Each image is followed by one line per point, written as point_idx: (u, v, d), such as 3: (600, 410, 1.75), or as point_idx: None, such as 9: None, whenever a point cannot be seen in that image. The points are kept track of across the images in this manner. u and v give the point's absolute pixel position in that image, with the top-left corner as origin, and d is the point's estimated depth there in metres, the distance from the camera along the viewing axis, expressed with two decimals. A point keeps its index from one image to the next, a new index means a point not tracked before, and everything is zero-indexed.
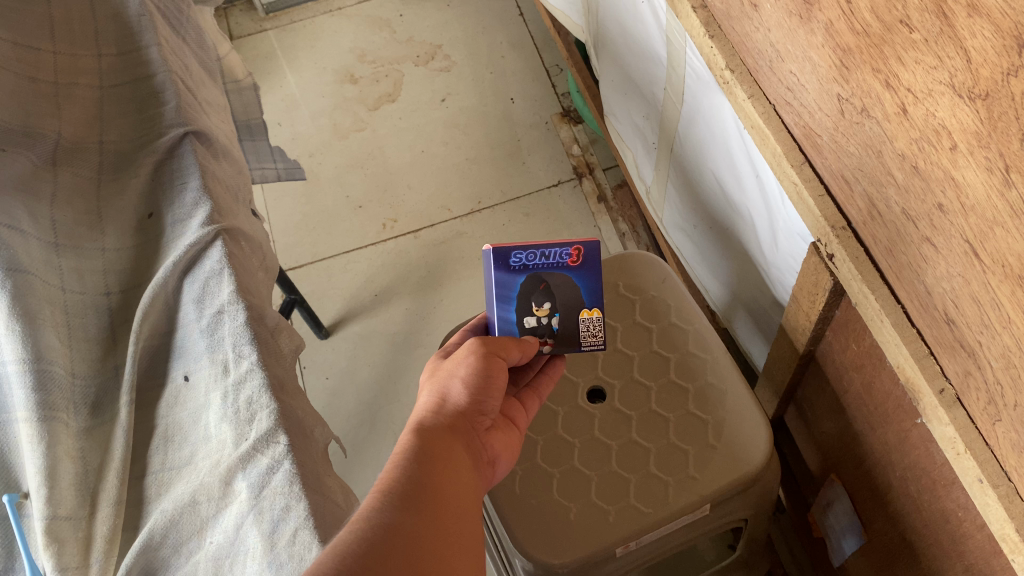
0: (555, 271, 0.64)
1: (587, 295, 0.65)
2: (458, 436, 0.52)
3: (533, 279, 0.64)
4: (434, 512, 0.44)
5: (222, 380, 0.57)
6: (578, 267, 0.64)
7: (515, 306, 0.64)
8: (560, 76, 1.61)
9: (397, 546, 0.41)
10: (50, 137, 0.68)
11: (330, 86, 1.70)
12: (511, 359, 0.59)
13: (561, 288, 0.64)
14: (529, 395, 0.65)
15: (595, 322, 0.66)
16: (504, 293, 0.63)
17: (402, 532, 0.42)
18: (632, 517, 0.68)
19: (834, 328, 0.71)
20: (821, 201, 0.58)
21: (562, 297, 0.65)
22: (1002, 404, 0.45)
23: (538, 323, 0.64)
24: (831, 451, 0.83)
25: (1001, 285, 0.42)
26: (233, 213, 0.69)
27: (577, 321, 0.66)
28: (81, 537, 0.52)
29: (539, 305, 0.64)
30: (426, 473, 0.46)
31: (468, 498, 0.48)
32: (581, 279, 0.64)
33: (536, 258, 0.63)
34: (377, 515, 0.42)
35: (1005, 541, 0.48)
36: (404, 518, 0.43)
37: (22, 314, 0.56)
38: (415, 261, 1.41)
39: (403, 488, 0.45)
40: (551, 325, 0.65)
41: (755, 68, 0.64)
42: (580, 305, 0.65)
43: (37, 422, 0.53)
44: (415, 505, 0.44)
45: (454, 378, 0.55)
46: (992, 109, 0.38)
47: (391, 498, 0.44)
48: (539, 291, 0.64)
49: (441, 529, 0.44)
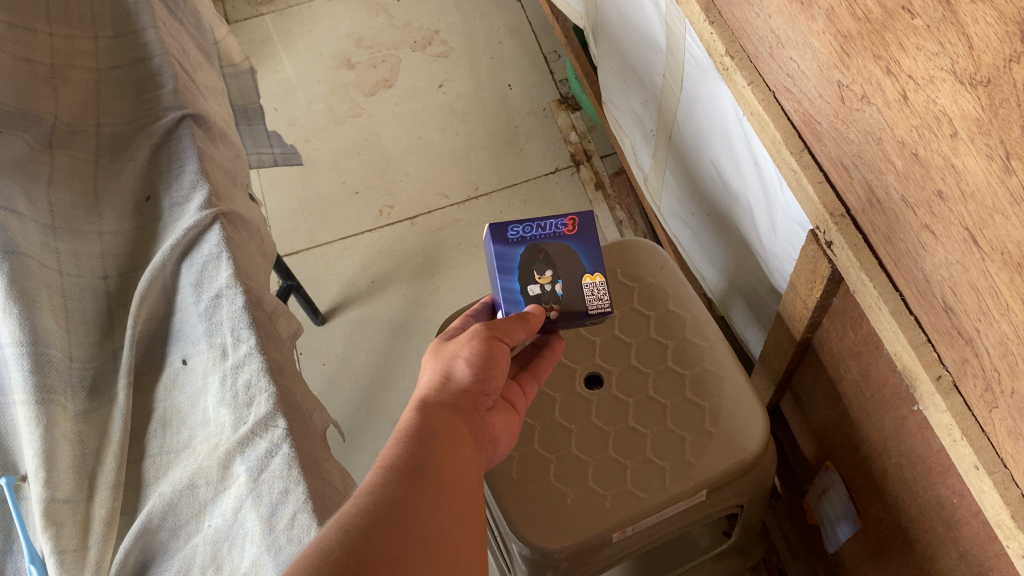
0: (552, 240, 0.65)
1: (588, 261, 0.65)
2: (461, 414, 0.52)
3: (533, 249, 0.64)
4: (436, 487, 0.44)
5: (221, 363, 0.57)
6: (575, 236, 0.65)
7: (517, 276, 0.63)
8: (558, 62, 1.61)
9: (401, 518, 0.41)
10: (46, 119, 0.67)
11: (327, 71, 1.69)
12: (514, 342, 0.58)
13: (560, 256, 0.64)
14: (527, 379, 0.64)
15: (599, 286, 0.64)
16: (506, 265, 0.64)
17: (405, 505, 0.42)
18: (629, 503, 0.69)
19: (832, 316, 0.71)
20: (820, 188, 0.58)
21: (563, 261, 0.64)
22: (998, 390, 0.46)
23: (542, 290, 0.63)
24: (827, 438, 0.83)
25: (999, 273, 0.42)
26: (230, 197, 0.69)
27: (581, 287, 0.64)
28: (80, 520, 0.52)
29: (541, 273, 0.64)
30: (429, 449, 0.47)
31: (470, 474, 0.49)
32: (580, 246, 0.65)
33: (532, 230, 0.65)
34: (380, 488, 0.43)
35: (1000, 527, 0.48)
36: (406, 491, 0.43)
37: (19, 297, 0.56)
38: (411, 247, 1.41)
39: (406, 463, 0.45)
40: (555, 291, 0.63)
41: (755, 54, 0.64)
42: (582, 271, 0.65)
43: (34, 404, 0.53)
44: (418, 480, 0.44)
45: (457, 358, 0.55)
46: (993, 96, 0.38)
47: (393, 472, 0.44)
48: (539, 260, 0.64)
49: (444, 503, 0.44)
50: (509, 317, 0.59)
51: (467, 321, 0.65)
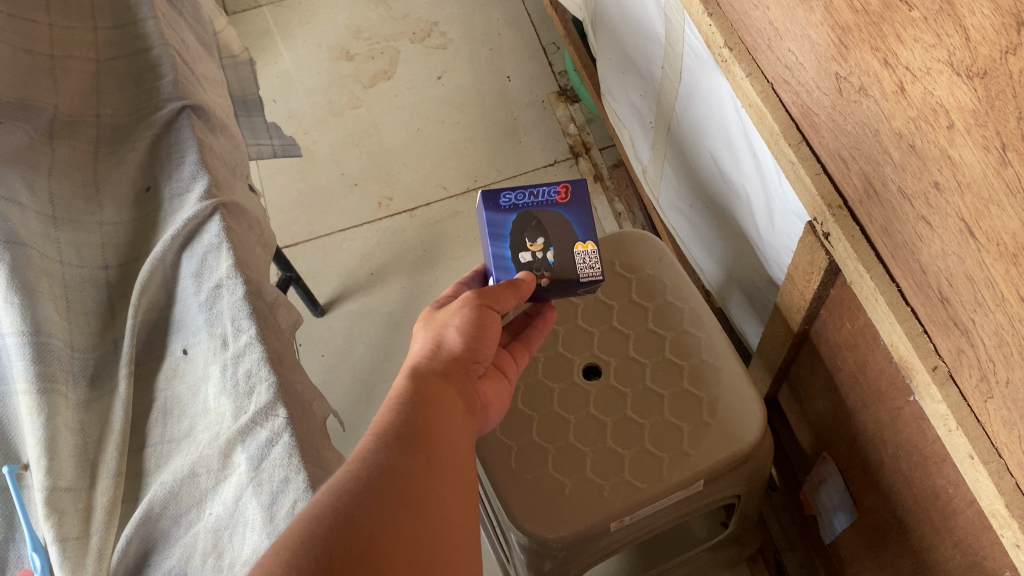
0: (545, 208, 0.65)
1: (580, 229, 0.65)
2: (450, 383, 0.54)
3: (525, 217, 0.65)
4: (427, 454, 0.45)
5: (221, 353, 0.57)
6: (567, 204, 0.66)
7: (508, 243, 0.64)
8: (557, 54, 1.61)
9: (394, 483, 0.42)
10: (47, 110, 0.67)
11: (325, 63, 1.69)
12: (504, 308, 0.59)
13: (553, 224, 0.65)
14: (519, 349, 0.67)
15: (591, 254, 0.65)
16: (497, 231, 0.64)
17: (398, 470, 0.43)
18: (626, 492, 0.69)
19: (829, 307, 0.71)
20: (817, 179, 0.58)
21: (555, 229, 0.65)
22: (994, 380, 0.46)
23: (533, 258, 0.64)
24: (823, 430, 0.84)
25: (995, 264, 0.42)
26: (230, 187, 0.69)
27: (572, 255, 0.65)
28: (82, 508, 0.52)
29: (533, 241, 0.65)
30: (420, 417, 0.48)
31: (461, 443, 0.50)
32: (572, 214, 0.66)
33: (524, 198, 0.66)
34: (373, 454, 0.43)
35: (995, 516, 0.49)
36: (399, 458, 0.43)
37: (20, 288, 0.56)
38: (410, 239, 1.41)
39: (398, 430, 0.46)
40: (546, 259, 0.64)
41: (754, 46, 0.64)
42: (574, 239, 0.65)
43: (36, 393, 0.53)
44: (410, 446, 0.45)
45: (448, 327, 0.56)
46: (990, 88, 0.38)
47: (386, 440, 0.45)
48: (531, 228, 0.65)
49: (435, 470, 0.45)
50: (500, 284, 0.60)
51: (458, 289, 0.66)
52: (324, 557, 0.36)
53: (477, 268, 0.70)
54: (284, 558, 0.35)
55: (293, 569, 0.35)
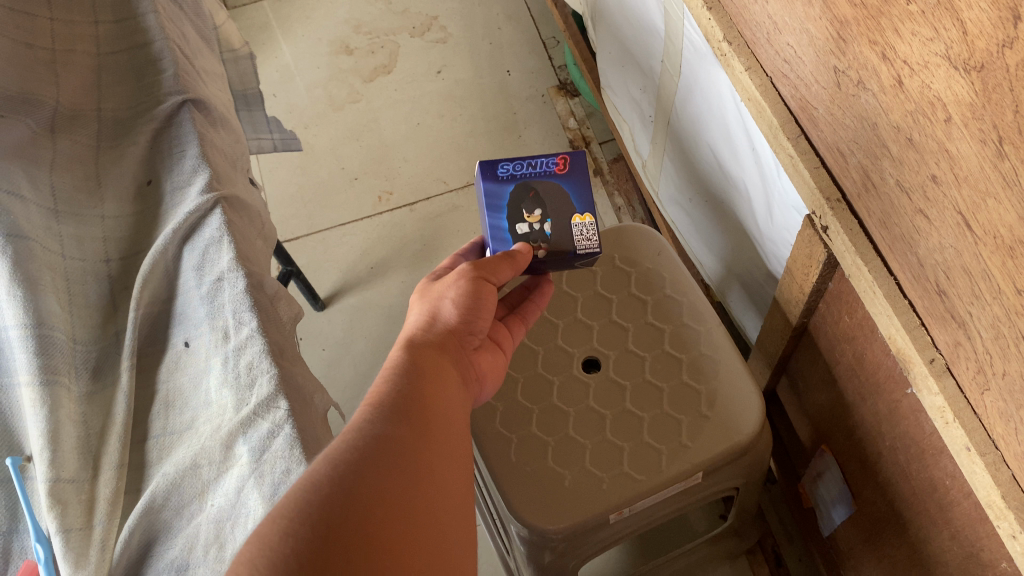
0: (543, 179, 0.66)
1: (578, 201, 0.66)
2: (443, 358, 0.55)
3: (523, 188, 0.66)
4: (422, 425, 0.46)
5: (222, 346, 0.57)
6: (566, 175, 0.66)
7: (506, 214, 0.65)
8: (557, 48, 1.61)
9: (389, 453, 0.43)
10: (48, 104, 0.68)
11: (325, 57, 1.69)
12: (500, 281, 0.61)
13: (550, 194, 0.65)
14: (515, 322, 0.69)
15: (589, 226, 0.65)
16: (495, 202, 0.65)
17: (394, 440, 0.44)
18: (625, 484, 0.69)
19: (827, 301, 0.71)
20: (816, 173, 0.58)
21: (552, 200, 0.65)
22: (991, 373, 0.46)
23: (530, 229, 0.65)
24: (822, 422, 0.84)
25: (992, 257, 0.42)
26: (231, 181, 0.70)
27: (569, 227, 0.65)
28: (85, 499, 0.52)
29: (530, 212, 0.65)
30: (415, 390, 0.49)
31: (455, 417, 0.51)
32: (570, 185, 0.66)
33: (522, 168, 0.66)
34: (369, 425, 0.44)
35: (991, 507, 0.49)
36: (395, 429, 0.44)
37: (23, 280, 0.56)
38: (410, 233, 1.41)
39: (394, 403, 0.47)
40: (543, 231, 0.65)
41: (753, 40, 0.65)
42: (571, 211, 0.65)
43: (39, 385, 0.54)
44: (405, 418, 0.46)
45: (443, 302, 0.58)
46: (987, 81, 0.39)
47: (381, 411, 0.46)
48: (529, 199, 0.65)
49: (429, 442, 0.46)
50: (497, 256, 0.61)
51: (456, 261, 0.68)
52: (321, 524, 0.36)
53: (476, 240, 0.71)
54: (281, 527, 0.36)
55: (291, 536, 0.36)
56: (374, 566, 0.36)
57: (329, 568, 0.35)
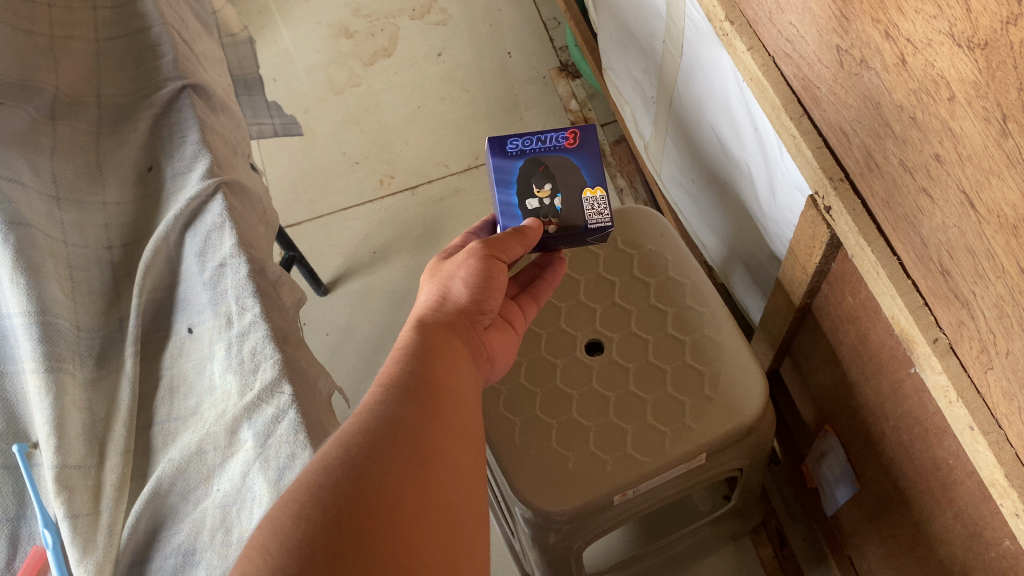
0: (551, 153, 0.66)
1: (588, 174, 0.66)
2: (453, 336, 0.55)
3: (532, 163, 0.66)
4: (434, 405, 0.47)
5: (226, 332, 0.58)
6: (576, 149, 0.66)
7: (515, 189, 0.65)
8: (558, 29, 1.60)
9: (402, 435, 0.43)
10: (48, 91, 0.67)
11: (325, 41, 1.69)
12: (511, 257, 0.60)
13: (560, 168, 0.65)
14: (528, 301, 0.70)
15: (600, 199, 0.65)
16: (504, 177, 0.65)
17: (405, 422, 0.44)
18: (629, 466, 0.70)
19: (831, 281, 0.71)
20: (819, 153, 0.58)
21: (562, 173, 0.65)
22: (994, 352, 0.46)
23: (540, 203, 0.65)
24: (826, 403, 0.84)
25: (995, 236, 0.42)
26: (232, 166, 0.69)
27: (580, 200, 0.65)
28: (91, 485, 0.52)
29: (540, 186, 0.65)
30: (426, 370, 0.49)
31: (464, 393, 0.51)
32: (580, 159, 0.66)
33: (532, 144, 0.66)
34: (380, 407, 0.44)
35: (994, 486, 0.49)
36: (407, 410, 0.45)
37: (26, 268, 0.57)
38: (412, 217, 1.41)
39: (405, 384, 0.47)
40: (553, 205, 0.65)
41: (754, 19, 0.64)
42: (582, 184, 0.65)
43: (44, 372, 0.54)
44: (417, 398, 0.46)
45: (452, 283, 0.58)
46: (990, 59, 0.38)
47: (392, 393, 0.46)
48: (538, 173, 0.65)
49: (441, 422, 0.46)
50: (507, 232, 0.61)
51: (467, 238, 0.68)
52: (333, 510, 0.36)
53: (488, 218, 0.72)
54: (293, 511, 0.36)
55: (303, 520, 0.36)
56: (384, 548, 0.37)
57: (341, 553, 0.35)
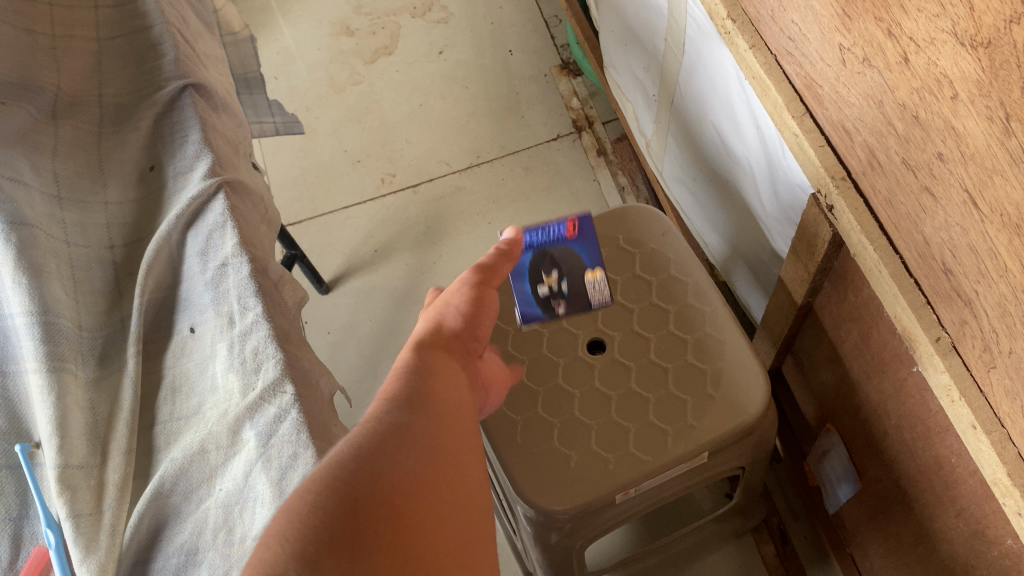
0: (556, 244, 0.76)
1: (589, 259, 0.77)
2: (453, 356, 0.54)
3: (540, 254, 0.76)
4: (441, 412, 0.47)
5: (228, 331, 0.58)
6: (575, 237, 0.77)
7: (527, 279, 0.76)
8: (559, 27, 1.60)
9: (408, 443, 0.42)
10: (49, 90, 0.68)
11: (326, 39, 1.69)
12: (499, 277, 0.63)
13: (564, 257, 0.76)
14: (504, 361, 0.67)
15: (600, 281, 0.77)
16: (517, 269, 0.76)
17: (411, 430, 0.43)
18: (631, 465, 0.70)
19: (833, 280, 0.71)
20: (821, 151, 0.58)
21: (567, 264, 0.77)
22: (997, 351, 0.46)
23: (550, 290, 0.76)
24: (828, 401, 0.84)
25: (998, 234, 0.42)
26: (234, 165, 0.69)
27: (584, 282, 0.77)
28: (94, 485, 0.52)
29: (549, 276, 0.76)
30: (427, 385, 0.48)
31: (466, 411, 0.50)
32: (580, 247, 0.77)
33: (537, 236, 0.76)
34: (385, 416, 0.44)
35: (997, 485, 0.49)
36: (417, 414, 0.45)
37: (28, 268, 0.57)
38: (413, 215, 1.41)
39: (407, 396, 0.46)
40: (560, 289, 0.77)
41: (757, 17, 0.64)
42: (584, 268, 0.77)
43: (46, 372, 0.54)
44: (426, 403, 0.46)
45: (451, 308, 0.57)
46: (994, 58, 0.38)
47: (399, 399, 0.46)
48: (546, 263, 0.76)
49: (448, 428, 0.46)
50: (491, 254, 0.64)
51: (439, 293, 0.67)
52: (348, 501, 0.36)
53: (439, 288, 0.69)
54: (310, 500, 0.36)
55: (319, 509, 0.35)
56: (398, 541, 0.37)
57: (357, 543, 0.35)
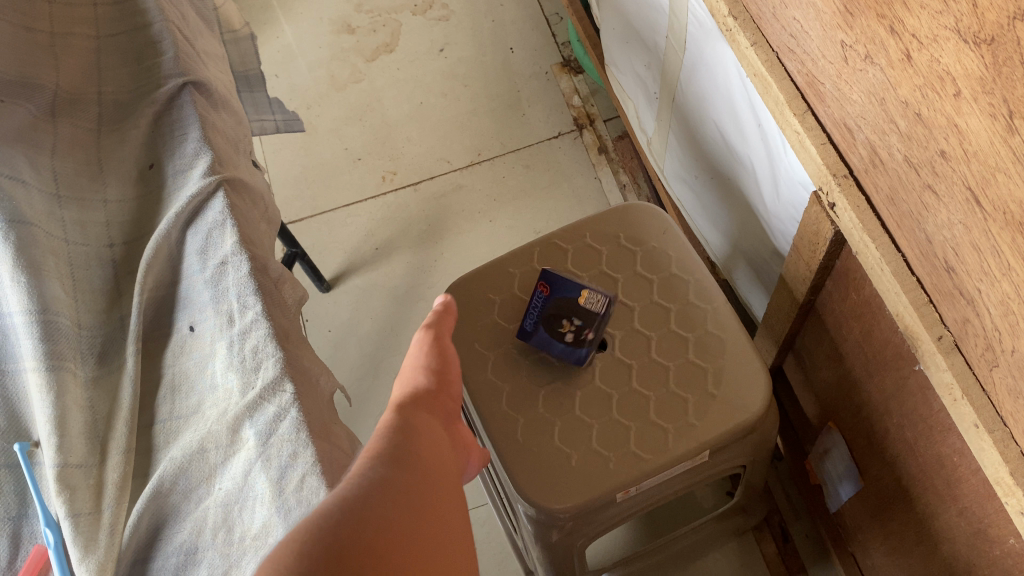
0: (548, 304, 0.76)
1: (574, 290, 0.76)
2: (434, 414, 0.53)
3: (545, 321, 0.75)
4: (426, 463, 0.46)
5: (228, 330, 0.58)
6: (552, 287, 0.76)
7: (553, 342, 0.75)
8: (560, 24, 1.59)
9: (393, 499, 0.41)
10: (48, 88, 0.68)
11: (327, 37, 1.68)
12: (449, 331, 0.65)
13: (563, 305, 0.75)
14: None
15: (591, 293, 0.75)
16: (543, 345, 0.75)
17: (395, 485, 0.42)
18: (632, 463, 0.69)
19: (835, 278, 0.71)
20: (823, 149, 0.57)
21: (565, 308, 0.75)
22: (999, 350, 0.46)
23: (574, 333, 0.74)
24: (829, 400, 0.84)
25: (1001, 233, 0.42)
26: (234, 163, 0.69)
27: (586, 306, 0.75)
28: (92, 484, 0.52)
29: (563, 326, 0.75)
30: (413, 441, 0.47)
31: (450, 471, 0.48)
32: (563, 290, 0.76)
33: (534, 313, 0.76)
34: (369, 471, 0.42)
35: (999, 484, 0.48)
36: (400, 465, 0.44)
37: (27, 266, 0.56)
38: (414, 213, 1.41)
39: (392, 450, 0.45)
40: (576, 326, 0.74)
41: (758, 14, 0.64)
42: (577, 299, 0.75)
43: (45, 370, 0.54)
44: (410, 454, 0.45)
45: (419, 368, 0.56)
46: (997, 54, 0.38)
47: (384, 450, 0.45)
48: (554, 321, 0.75)
49: (432, 480, 0.45)
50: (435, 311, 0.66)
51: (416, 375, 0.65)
52: (326, 554, 0.36)
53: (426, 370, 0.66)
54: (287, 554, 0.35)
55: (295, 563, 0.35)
56: None
57: None
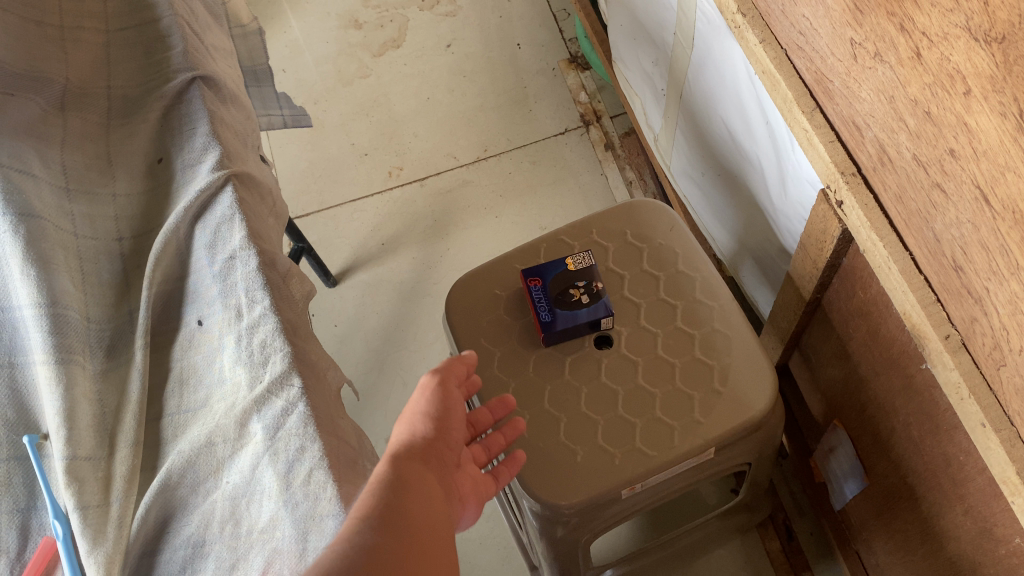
0: (547, 288, 0.78)
1: (560, 265, 0.80)
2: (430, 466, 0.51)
3: (557, 300, 0.76)
4: (413, 530, 0.45)
5: (235, 324, 0.58)
6: (540, 275, 0.79)
7: (578, 310, 0.75)
8: (567, 21, 1.59)
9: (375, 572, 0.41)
10: (57, 83, 0.68)
11: (334, 32, 1.69)
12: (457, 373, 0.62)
13: (562, 280, 0.79)
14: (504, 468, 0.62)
15: (575, 258, 0.80)
16: (571, 316, 0.75)
17: (379, 558, 0.42)
18: (638, 460, 0.69)
19: (841, 276, 0.71)
20: (831, 147, 0.57)
21: (565, 282, 0.78)
22: (1007, 349, 0.46)
23: (586, 292, 0.77)
24: (835, 398, 0.84)
25: (1010, 232, 0.42)
26: (242, 158, 0.69)
27: (578, 270, 0.79)
28: (101, 477, 0.52)
29: (574, 293, 0.77)
30: (402, 505, 0.45)
31: (441, 525, 0.48)
32: (551, 271, 0.79)
33: (542, 303, 0.77)
34: (355, 538, 0.42)
35: (1006, 483, 0.48)
36: (385, 538, 0.43)
37: (36, 259, 0.57)
38: (421, 209, 1.41)
39: (381, 511, 0.44)
40: (583, 287, 0.78)
41: (767, 11, 0.64)
42: (568, 270, 0.79)
43: (55, 363, 0.54)
44: (396, 522, 0.44)
45: (417, 412, 0.55)
46: (1008, 53, 0.38)
47: (371, 517, 0.44)
48: (565, 295, 0.77)
49: (418, 550, 0.44)
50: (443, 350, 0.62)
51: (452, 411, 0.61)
52: None
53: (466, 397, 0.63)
54: None
55: None
56: None
57: None
